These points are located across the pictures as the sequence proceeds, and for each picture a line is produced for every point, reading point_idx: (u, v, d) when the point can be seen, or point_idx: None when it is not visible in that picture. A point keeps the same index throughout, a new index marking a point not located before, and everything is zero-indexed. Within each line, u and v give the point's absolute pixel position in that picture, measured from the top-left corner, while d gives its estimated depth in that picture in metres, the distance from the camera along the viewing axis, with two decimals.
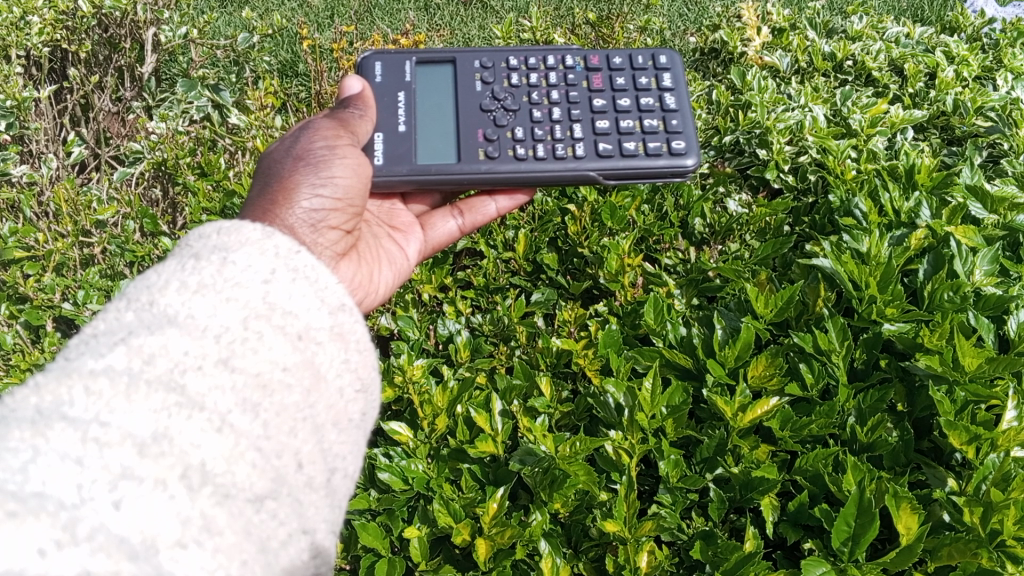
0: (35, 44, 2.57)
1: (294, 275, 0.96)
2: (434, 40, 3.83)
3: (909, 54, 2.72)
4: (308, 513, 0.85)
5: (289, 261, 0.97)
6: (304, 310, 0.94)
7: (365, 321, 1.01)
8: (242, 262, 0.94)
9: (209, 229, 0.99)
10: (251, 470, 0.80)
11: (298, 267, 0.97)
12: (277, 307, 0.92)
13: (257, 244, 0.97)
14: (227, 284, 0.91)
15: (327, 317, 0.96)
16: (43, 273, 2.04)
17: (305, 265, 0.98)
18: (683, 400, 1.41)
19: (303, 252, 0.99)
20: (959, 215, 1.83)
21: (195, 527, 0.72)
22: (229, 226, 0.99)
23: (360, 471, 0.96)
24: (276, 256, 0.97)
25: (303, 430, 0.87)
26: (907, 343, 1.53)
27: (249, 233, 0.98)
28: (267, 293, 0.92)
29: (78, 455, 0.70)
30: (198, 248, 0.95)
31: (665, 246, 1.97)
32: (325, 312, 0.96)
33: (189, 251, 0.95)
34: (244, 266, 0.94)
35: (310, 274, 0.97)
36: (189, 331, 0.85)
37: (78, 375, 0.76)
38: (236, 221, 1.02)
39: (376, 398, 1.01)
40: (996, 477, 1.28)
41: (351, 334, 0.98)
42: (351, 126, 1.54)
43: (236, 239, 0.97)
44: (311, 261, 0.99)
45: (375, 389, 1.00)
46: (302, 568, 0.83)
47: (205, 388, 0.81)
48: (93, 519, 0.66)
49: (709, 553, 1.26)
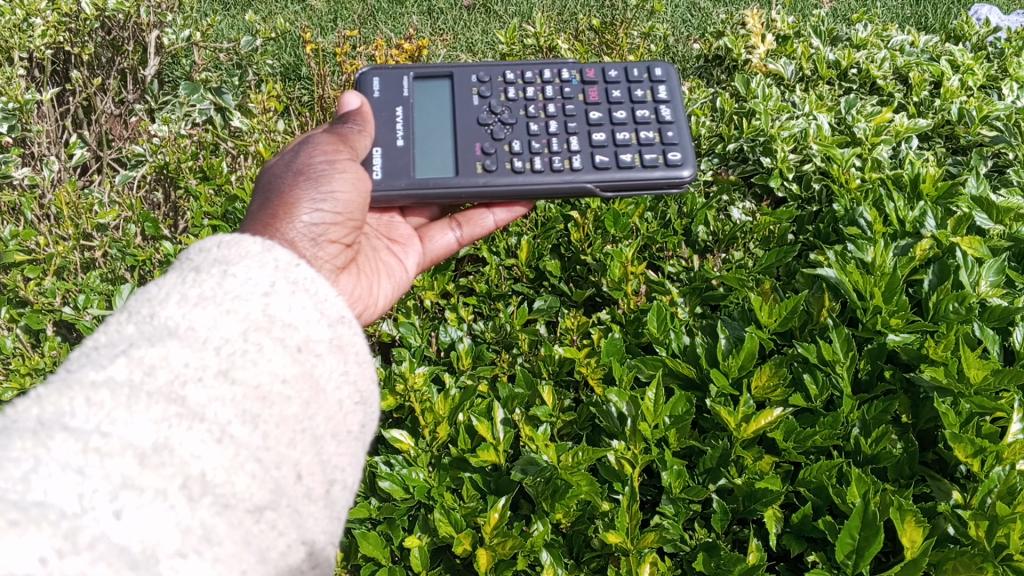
0: (38, 46, 2.58)
1: (294, 287, 0.95)
2: (437, 44, 3.83)
3: (914, 62, 2.73)
4: (308, 524, 0.84)
5: (289, 274, 0.96)
6: (304, 321, 0.93)
7: (364, 333, 1.00)
8: (242, 275, 0.93)
9: (209, 242, 0.98)
10: (251, 480, 0.79)
11: (298, 279, 0.96)
12: (277, 319, 0.91)
13: (257, 257, 0.96)
14: (227, 297, 0.90)
15: (326, 329, 0.95)
16: (44, 277, 2.03)
17: (304, 278, 0.97)
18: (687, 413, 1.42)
19: (302, 265, 0.98)
20: (965, 224, 1.82)
21: (196, 536, 0.71)
22: (229, 240, 0.98)
23: (359, 483, 0.95)
24: (276, 268, 0.96)
25: (302, 441, 0.86)
26: (911, 354, 1.52)
27: (249, 245, 0.98)
28: (266, 306, 0.92)
29: (79, 465, 0.69)
30: (199, 261, 0.95)
31: (668, 254, 1.97)
32: (325, 324, 0.95)
33: (190, 264, 0.95)
34: (244, 279, 0.93)
35: (310, 287, 0.97)
36: (190, 343, 0.84)
37: (79, 386, 0.76)
38: (236, 234, 1.01)
39: (376, 410, 1.00)
40: (1001, 490, 1.27)
41: (351, 346, 0.97)
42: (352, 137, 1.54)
43: (237, 252, 0.96)
44: (311, 274, 0.98)
45: (374, 401, 0.99)
46: None
47: (205, 399, 0.81)
48: (93, 528, 0.66)
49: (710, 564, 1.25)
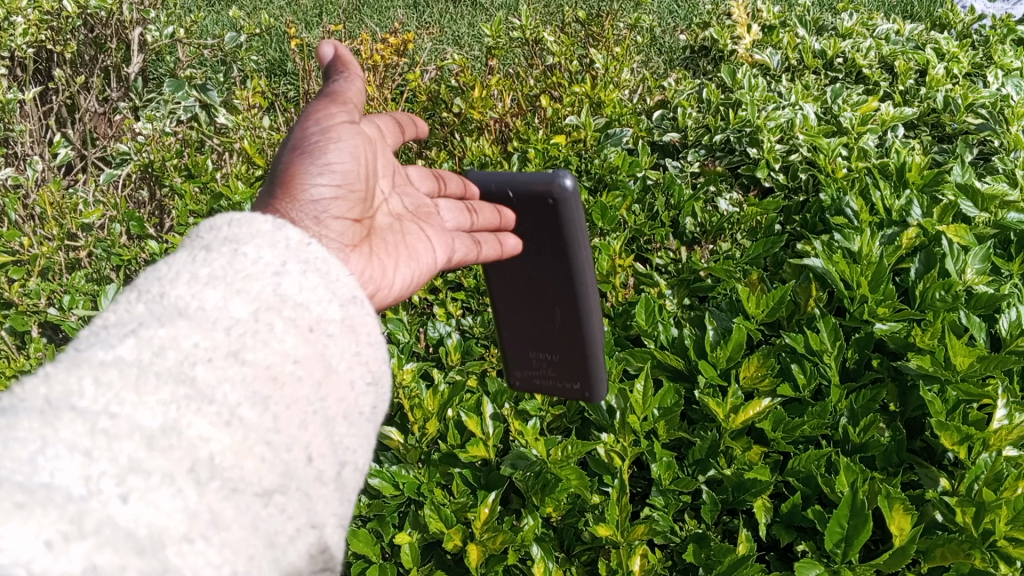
0: (19, 45, 2.55)
1: (306, 266, 0.87)
2: (423, 38, 3.82)
3: (899, 51, 2.74)
4: (317, 507, 0.77)
5: (301, 253, 0.88)
6: (315, 300, 0.85)
7: (377, 312, 0.91)
8: (253, 253, 0.86)
9: (220, 219, 0.90)
10: (259, 464, 0.72)
11: (311, 258, 0.88)
12: (288, 298, 0.83)
13: (269, 235, 0.88)
14: (239, 275, 0.83)
15: (339, 309, 0.87)
16: (29, 278, 2.01)
17: (318, 257, 0.89)
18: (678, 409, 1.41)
19: (316, 243, 0.91)
20: (950, 213, 1.83)
21: (203, 521, 0.65)
22: (241, 216, 0.90)
23: (372, 467, 0.87)
24: (288, 247, 0.88)
25: (314, 424, 0.79)
26: (898, 343, 1.53)
27: (262, 223, 0.90)
28: (278, 284, 0.84)
29: (86, 447, 0.64)
30: (209, 239, 0.87)
31: (656, 246, 1.96)
32: (337, 303, 0.87)
33: (200, 242, 0.87)
34: (255, 256, 0.85)
35: (322, 266, 0.89)
36: (200, 323, 0.77)
37: (88, 365, 0.70)
38: (247, 211, 0.93)
39: (389, 392, 0.91)
40: (988, 477, 1.27)
41: (364, 327, 0.88)
42: (338, 77, 1.23)
43: (248, 231, 0.88)
44: (325, 253, 0.90)
45: (388, 382, 0.90)
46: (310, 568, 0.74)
47: (214, 381, 0.74)
48: (98, 511, 0.60)
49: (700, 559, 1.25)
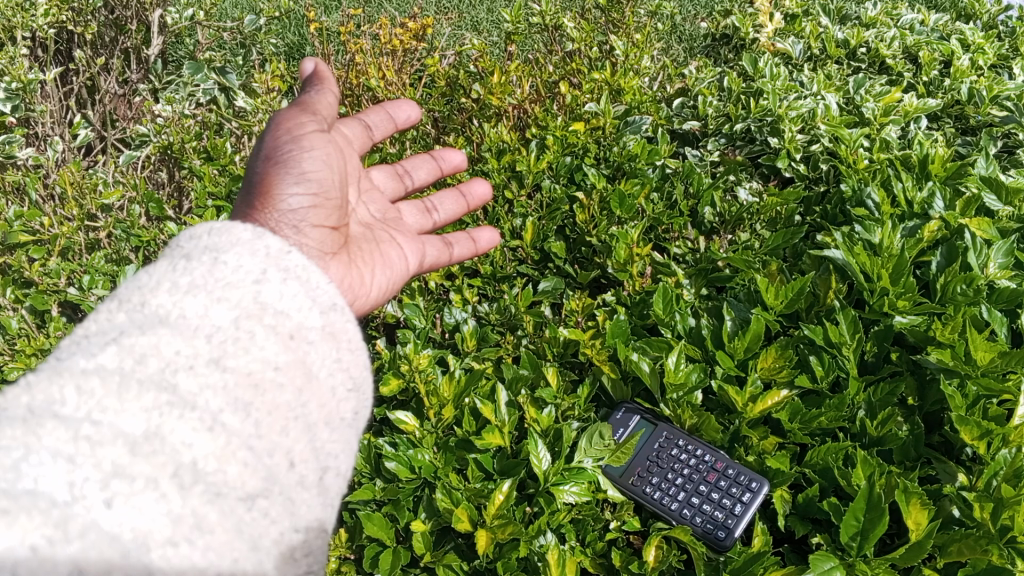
0: (41, 25, 2.55)
1: (286, 275, 1.03)
2: (443, 23, 3.83)
3: (924, 42, 2.71)
4: (300, 512, 0.89)
5: (279, 262, 1.03)
6: (296, 309, 1.00)
7: (356, 320, 1.06)
8: (233, 263, 1.01)
9: (200, 230, 1.06)
10: (242, 469, 0.84)
11: (289, 267, 1.04)
12: (268, 307, 0.98)
13: (247, 245, 1.04)
14: (218, 285, 0.97)
15: (318, 317, 1.01)
16: (48, 258, 2.02)
17: (295, 266, 1.04)
18: (668, 418, 1.44)
19: (292, 253, 1.06)
20: (973, 206, 1.81)
21: (187, 525, 0.76)
22: (219, 228, 1.06)
23: (352, 470, 1.00)
24: (266, 256, 1.03)
25: (294, 429, 0.92)
26: (918, 336, 1.51)
27: (240, 233, 1.06)
28: (257, 293, 0.99)
29: (70, 453, 0.74)
30: (189, 249, 1.02)
31: (674, 236, 1.95)
32: (317, 312, 1.02)
33: (180, 252, 1.02)
34: (235, 267, 1.00)
35: (300, 275, 1.04)
36: (181, 332, 0.91)
37: (69, 374, 0.81)
38: (227, 222, 1.09)
39: (368, 398, 1.05)
40: (1007, 473, 1.26)
41: (343, 334, 1.03)
42: (312, 108, 1.57)
43: (227, 240, 1.04)
44: (302, 262, 1.05)
45: (367, 388, 1.05)
46: (294, 566, 0.86)
47: (197, 387, 0.87)
48: (84, 516, 0.71)
49: (703, 555, 1.24)
